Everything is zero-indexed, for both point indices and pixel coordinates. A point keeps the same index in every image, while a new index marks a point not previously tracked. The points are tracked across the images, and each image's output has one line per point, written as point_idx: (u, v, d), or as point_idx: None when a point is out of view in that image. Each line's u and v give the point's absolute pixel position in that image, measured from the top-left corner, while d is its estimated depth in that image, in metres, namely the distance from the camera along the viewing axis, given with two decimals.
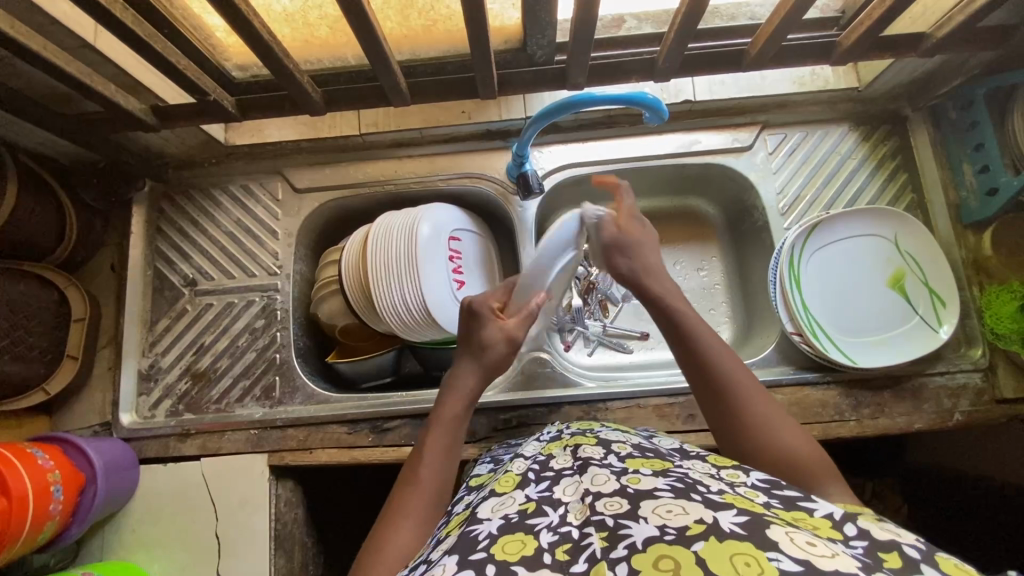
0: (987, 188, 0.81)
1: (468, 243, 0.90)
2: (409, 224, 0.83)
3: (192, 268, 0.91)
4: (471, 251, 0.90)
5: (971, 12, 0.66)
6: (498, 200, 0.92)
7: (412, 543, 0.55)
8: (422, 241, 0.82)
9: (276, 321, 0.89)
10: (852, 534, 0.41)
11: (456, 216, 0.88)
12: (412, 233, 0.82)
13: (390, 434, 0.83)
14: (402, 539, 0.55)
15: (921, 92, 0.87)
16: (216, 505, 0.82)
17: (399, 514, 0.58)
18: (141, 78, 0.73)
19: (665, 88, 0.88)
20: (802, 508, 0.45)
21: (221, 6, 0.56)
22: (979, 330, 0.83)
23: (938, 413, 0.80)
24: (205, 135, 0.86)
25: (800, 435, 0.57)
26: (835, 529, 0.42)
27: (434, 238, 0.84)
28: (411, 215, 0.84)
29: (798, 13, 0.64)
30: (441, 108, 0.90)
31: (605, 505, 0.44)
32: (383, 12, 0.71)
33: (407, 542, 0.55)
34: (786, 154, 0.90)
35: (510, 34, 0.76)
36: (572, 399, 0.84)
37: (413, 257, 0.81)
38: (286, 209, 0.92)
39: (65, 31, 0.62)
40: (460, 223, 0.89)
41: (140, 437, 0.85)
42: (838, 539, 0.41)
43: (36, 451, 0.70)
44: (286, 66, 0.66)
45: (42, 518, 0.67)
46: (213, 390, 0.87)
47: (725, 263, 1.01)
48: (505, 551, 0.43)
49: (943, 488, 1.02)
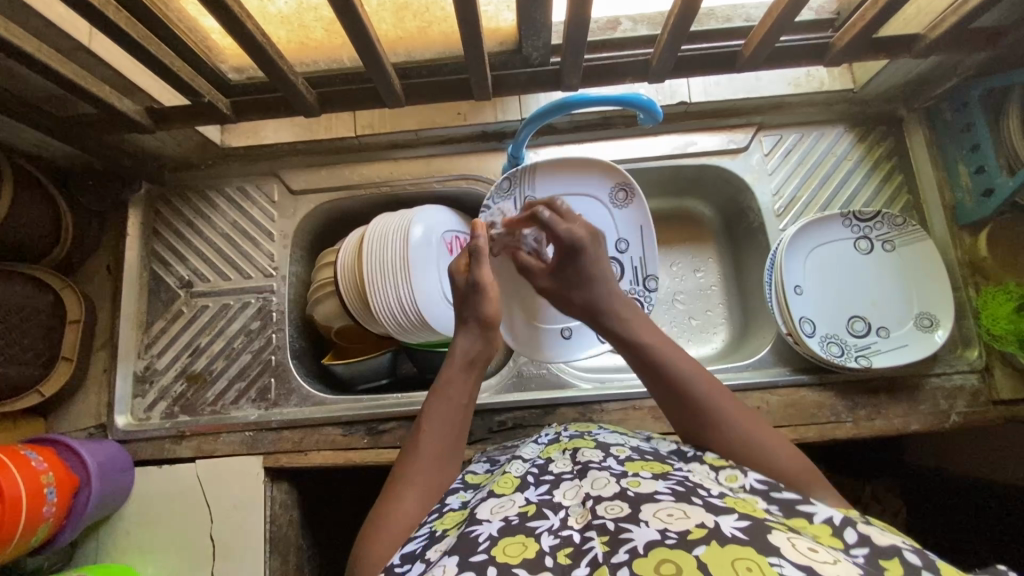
0: (983, 188, 0.81)
1: (500, 255, 0.87)
2: (606, 194, 0.87)
3: (188, 270, 0.91)
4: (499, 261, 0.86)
5: (964, 13, 0.65)
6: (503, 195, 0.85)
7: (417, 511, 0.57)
8: (619, 217, 0.87)
9: (272, 322, 0.89)
10: (852, 541, 0.41)
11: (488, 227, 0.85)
12: (604, 207, 0.88)
13: (385, 436, 0.83)
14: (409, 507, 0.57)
15: (916, 94, 0.87)
16: (211, 508, 0.81)
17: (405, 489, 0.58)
18: (136, 80, 0.73)
19: (660, 90, 0.87)
20: (801, 513, 0.45)
21: (214, 8, 0.56)
22: (975, 331, 0.83)
23: (934, 414, 0.80)
24: (200, 136, 0.85)
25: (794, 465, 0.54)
26: (836, 536, 0.42)
27: (589, 217, 0.88)
28: (613, 172, 0.86)
29: (790, 15, 0.64)
30: (436, 110, 0.89)
31: (606, 509, 0.45)
32: (378, 15, 0.71)
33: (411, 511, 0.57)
34: (781, 155, 0.90)
35: (505, 36, 0.76)
36: (567, 400, 0.84)
37: (636, 230, 0.87)
38: (281, 210, 0.92)
39: (59, 33, 0.63)
40: (513, 209, 0.86)
41: (135, 439, 0.84)
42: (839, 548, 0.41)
43: (29, 453, 0.69)
44: (279, 67, 0.66)
45: (35, 521, 0.67)
46: (209, 392, 0.87)
47: (721, 264, 1.00)
48: (507, 553, 0.43)
49: (939, 490, 1.02)
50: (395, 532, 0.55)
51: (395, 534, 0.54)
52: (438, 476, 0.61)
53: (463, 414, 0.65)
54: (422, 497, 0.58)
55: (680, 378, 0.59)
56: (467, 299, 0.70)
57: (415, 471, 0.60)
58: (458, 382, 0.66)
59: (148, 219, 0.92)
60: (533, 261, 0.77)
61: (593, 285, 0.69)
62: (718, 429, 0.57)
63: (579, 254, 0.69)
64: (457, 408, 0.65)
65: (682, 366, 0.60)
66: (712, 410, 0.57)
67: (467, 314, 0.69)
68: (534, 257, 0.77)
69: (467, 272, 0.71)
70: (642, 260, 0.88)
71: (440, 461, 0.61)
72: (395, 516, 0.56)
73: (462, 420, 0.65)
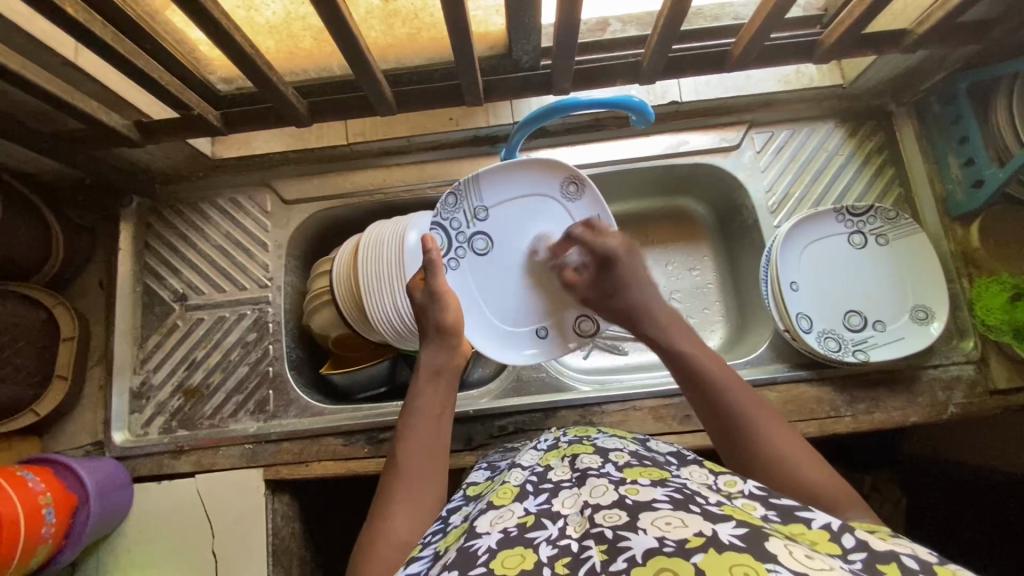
0: (973, 180, 0.82)
1: (461, 266, 0.80)
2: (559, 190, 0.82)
3: (182, 283, 0.90)
4: (458, 274, 0.79)
5: (950, 8, 0.66)
6: (451, 205, 0.79)
7: (410, 524, 0.57)
8: (579, 209, 0.82)
9: (268, 333, 0.89)
10: (851, 546, 0.41)
11: (446, 239, 0.79)
12: (557, 202, 0.82)
13: (386, 444, 0.82)
14: (400, 522, 0.56)
15: (905, 88, 0.87)
16: (212, 522, 0.81)
17: (396, 504, 0.58)
18: (124, 94, 0.72)
19: (652, 90, 0.87)
20: (799, 518, 0.44)
21: (199, 19, 0.55)
22: (970, 322, 0.83)
23: (932, 406, 0.81)
24: (190, 149, 0.85)
25: (833, 484, 0.53)
26: (833, 542, 0.42)
27: (546, 216, 0.82)
28: (561, 169, 0.80)
29: (778, 14, 0.65)
30: (428, 117, 0.89)
31: (603, 517, 0.44)
32: (367, 22, 0.71)
33: (404, 526, 0.56)
34: (773, 152, 0.90)
35: (493, 40, 0.76)
36: (567, 403, 0.84)
37: None
38: (275, 221, 0.91)
39: (44, 49, 0.62)
40: (464, 224, 0.80)
41: (133, 456, 0.84)
42: (837, 554, 0.41)
43: (26, 474, 0.69)
44: (268, 78, 0.66)
45: (33, 542, 0.66)
46: (206, 406, 0.86)
47: (717, 262, 1.01)
48: (505, 565, 0.43)
49: (938, 480, 1.03)
50: (391, 548, 0.54)
51: (390, 550, 0.54)
52: (427, 488, 0.60)
53: (439, 423, 0.66)
54: (413, 509, 0.58)
55: (718, 386, 0.61)
56: (427, 311, 0.71)
57: (402, 485, 0.60)
58: (430, 394, 0.67)
59: (140, 233, 0.91)
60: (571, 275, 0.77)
61: (631, 295, 0.71)
62: (753, 439, 0.57)
63: (615, 264, 0.72)
64: (430, 418, 0.66)
65: (722, 378, 0.62)
66: (750, 423, 0.58)
67: (427, 323, 0.71)
68: (572, 272, 0.77)
69: (423, 285, 0.71)
70: None
71: (426, 471, 0.61)
72: (383, 534, 0.55)
73: (440, 427, 0.65)
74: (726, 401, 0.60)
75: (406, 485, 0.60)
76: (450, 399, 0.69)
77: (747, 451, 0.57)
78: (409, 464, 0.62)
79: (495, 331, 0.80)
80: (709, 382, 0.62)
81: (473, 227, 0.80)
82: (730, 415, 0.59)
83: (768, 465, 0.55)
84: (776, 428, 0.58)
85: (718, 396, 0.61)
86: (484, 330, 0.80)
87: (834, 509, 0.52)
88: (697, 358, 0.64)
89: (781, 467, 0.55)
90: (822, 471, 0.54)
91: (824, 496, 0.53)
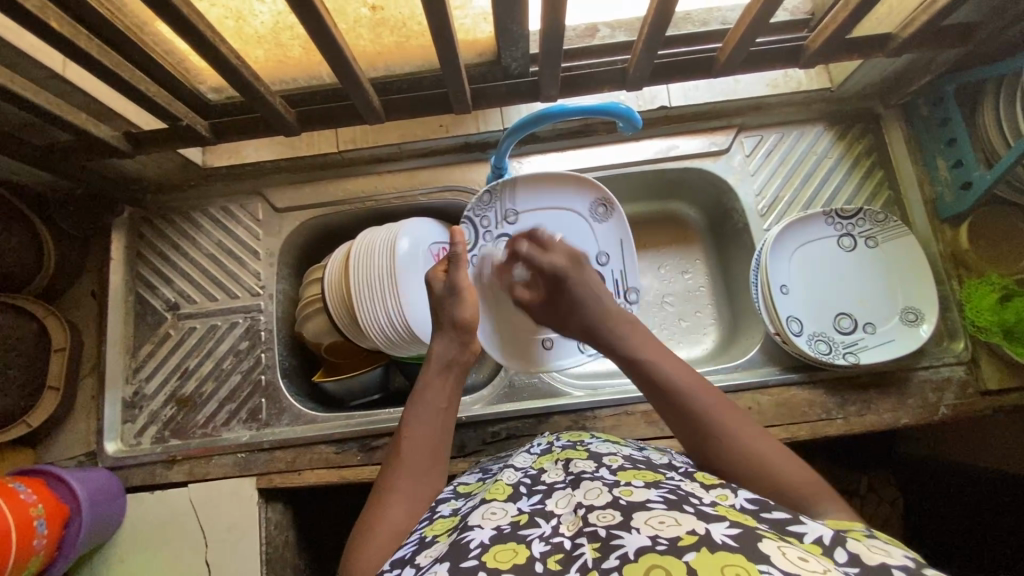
0: (961, 182, 0.82)
1: (483, 263, 0.87)
2: (588, 208, 0.88)
3: (175, 292, 0.90)
4: (478, 269, 0.86)
5: (934, 11, 0.66)
6: (485, 204, 0.86)
7: (408, 518, 0.57)
8: (600, 230, 0.88)
9: (260, 341, 0.89)
10: (843, 561, 0.41)
11: (472, 235, 0.86)
12: (586, 222, 0.88)
13: (379, 451, 0.82)
14: (397, 515, 0.56)
15: (892, 91, 0.88)
16: (205, 531, 0.81)
17: (395, 495, 0.58)
18: (113, 105, 0.73)
19: (641, 96, 0.88)
20: (791, 533, 0.44)
21: (184, 31, 0.55)
22: (961, 324, 0.84)
23: (923, 407, 0.81)
24: (181, 159, 0.85)
25: (801, 478, 0.54)
26: (826, 555, 0.41)
27: (571, 231, 0.88)
28: (588, 188, 0.87)
29: (762, 20, 0.65)
30: (418, 124, 0.90)
31: (597, 517, 0.45)
32: (355, 31, 0.71)
33: (400, 519, 0.56)
34: (762, 155, 0.91)
35: (482, 47, 0.76)
36: (560, 408, 0.84)
37: (617, 244, 0.88)
38: (266, 229, 0.91)
39: (32, 62, 0.62)
40: (492, 225, 0.87)
41: (126, 466, 0.84)
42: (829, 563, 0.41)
43: (18, 485, 0.69)
44: (256, 88, 0.66)
45: (24, 554, 0.66)
46: (199, 415, 0.86)
47: (709, 265, 1.01)
48: (497, 559, 0.43)
49: (932, 481, 1.03)
50: (386, 539, 0.54)
51: (386, 541, 0.53)
52: (426, 482, 0.60)
53: (444, 416, 0.66)
54: (409, 503, 0.58)
55: (684, 392, 0.60)
56: (445, 303, 0.71)
57: (402, 477, 0.60)
58: (437, 386, 0.67)
59: (132, 242, 0.91)
60: (521, 291, 0.78)
61: (584, 307, 0.70)
62: (719, 448, 0.57)
63: (564, 282, 0.72)
64: (436, 410, 0.65)
65: (684, 382, 0.61)
66: (716, 430, 0.57)
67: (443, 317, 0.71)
68: (521, 287, 0.78)
69: (446, 274, 0.72)
70: (622, 271, 0.87)
71: (427, 464, 0.61)
72: (379, 524, 0.55)
73: (444, 420, 0.65)
74: (691, 404, 0.59)
75: (404, 477, 0.60)
76: (458, 392, 0.69)
77: (716, 461, 0.56)
78: (411, 456, 0.61)
79: (502, 324, 0.86)
80: (675, 389, 0.61)
81: (501, 228, 0.87)
82: (701, 427, 0.58)
83: (742, 471, 0.55)
84: (743, 425, 0.58)
85: (682, 402, 0.60)
86: (492, 324, 0.85)
87: (807, 505, 0.52)
88: (663, 364, 0.63)
89: (752, 471, 0.55)
90: (790, 466, 0.55)
91: (797, 491, 0.53)
